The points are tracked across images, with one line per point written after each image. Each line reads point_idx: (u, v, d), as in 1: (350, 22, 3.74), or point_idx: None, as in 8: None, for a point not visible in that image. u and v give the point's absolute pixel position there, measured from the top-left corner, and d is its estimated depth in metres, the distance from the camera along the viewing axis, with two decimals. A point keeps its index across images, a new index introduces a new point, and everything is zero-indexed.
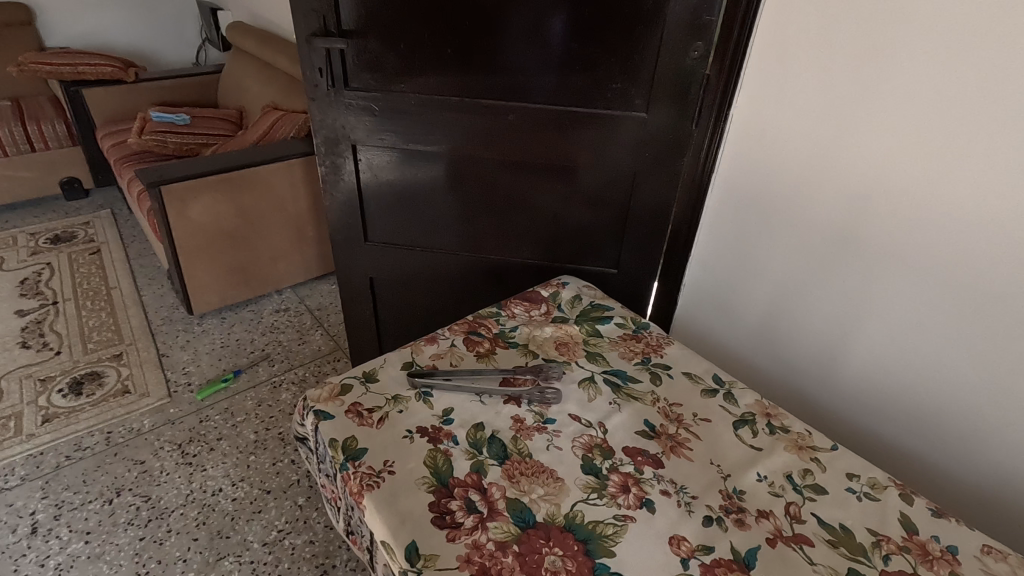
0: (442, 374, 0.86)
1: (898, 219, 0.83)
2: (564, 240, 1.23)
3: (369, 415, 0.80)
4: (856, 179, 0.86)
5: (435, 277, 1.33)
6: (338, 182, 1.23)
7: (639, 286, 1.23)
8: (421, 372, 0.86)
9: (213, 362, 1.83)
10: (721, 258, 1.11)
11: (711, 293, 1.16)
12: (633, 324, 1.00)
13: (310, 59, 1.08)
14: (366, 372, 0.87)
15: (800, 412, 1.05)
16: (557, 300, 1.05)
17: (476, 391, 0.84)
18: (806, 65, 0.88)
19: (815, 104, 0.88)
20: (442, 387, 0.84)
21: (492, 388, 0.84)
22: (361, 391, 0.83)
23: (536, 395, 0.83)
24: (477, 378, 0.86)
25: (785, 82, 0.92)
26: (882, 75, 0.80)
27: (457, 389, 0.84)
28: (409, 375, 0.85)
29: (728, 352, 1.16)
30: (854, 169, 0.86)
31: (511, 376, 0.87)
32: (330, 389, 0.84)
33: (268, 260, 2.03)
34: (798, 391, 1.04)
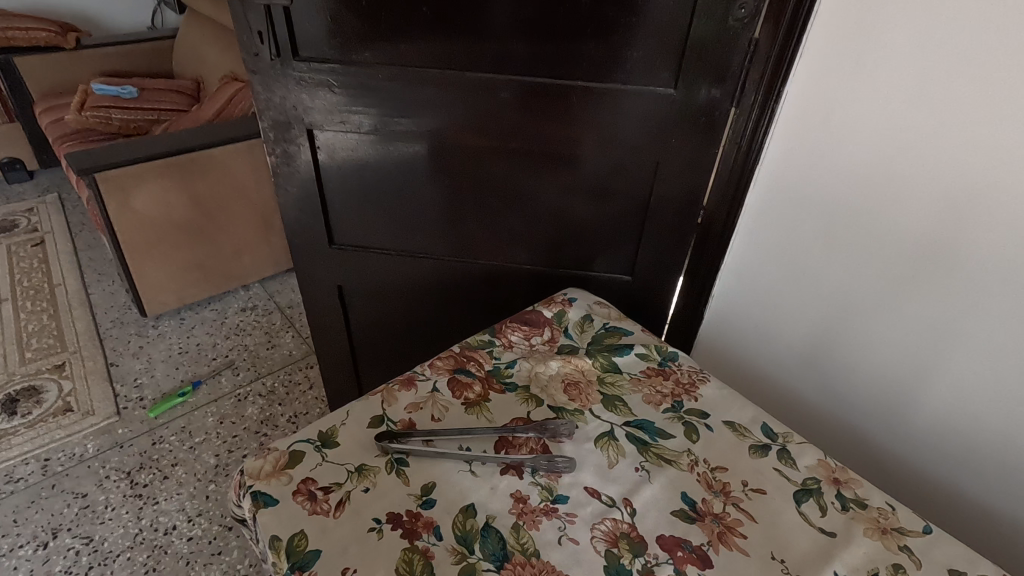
0: (422, 434, 0.67)
1: (1009, 232, 0.63)
2: (569, 242, 1.03)
3: (325, 498, 0.61)
4: (954, 177, 0.66)
5: (415, 284, 1.13)
6: (293, 174, 1.01)
7: (658, 295, 1.04)
8: (394, 434, 0.67)
9: (169, 372, 1.62)
10: (761, 266, 0.92)
11: (745, 307, 0.97)
12: (659, 354, 0.81)
13: (246, 19, 0.85)
14: (322, 433, 0.67)
15: (851, 454, 0.88)
16: (563, 323, 0.86)
17: (464, 458, 0.65)
18: (893, 26, 0.67)
19: (903, 78, 0.68)
20: (422, 454, 0.65)
21: (485, 454, 0.65)
22: (314, 463, 0.64)
23: (542, 464, 0.65)
24: (467, 439, 0.68)
25: (861, 49, 0.71)
26: (1005, 39, 0.59)
27: (441, 456, 0.65)
28: (378, 438, 0.66)
29: (764, 376, 0.98)
30: (952, 164, 0.66)
31: (508, 435, 0.68)
32: (274, 460, 0.64)
33: (231, 253, 1.81)
34: (856, 430, 0.86)
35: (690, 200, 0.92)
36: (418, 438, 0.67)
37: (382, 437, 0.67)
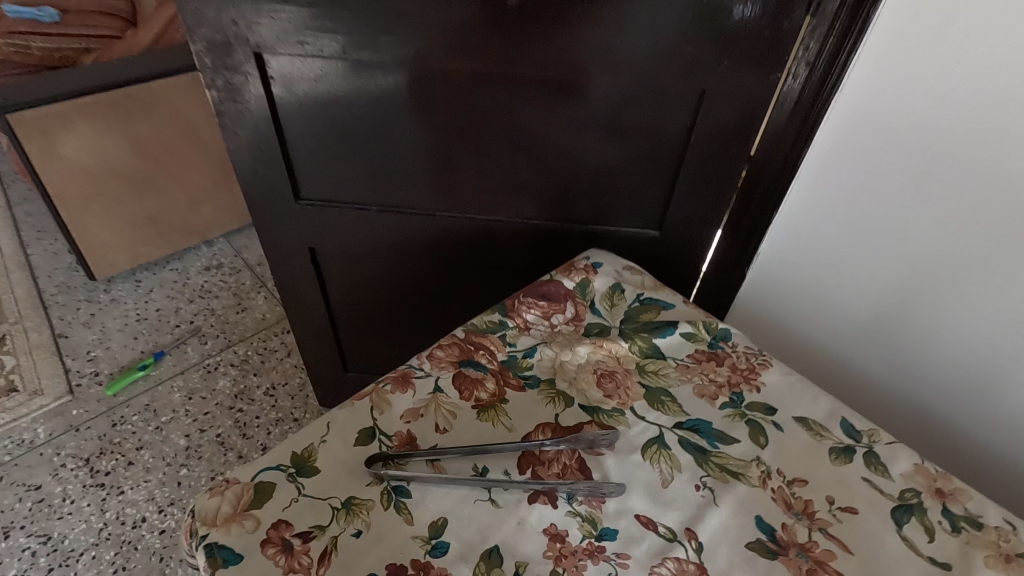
0: (424, 454, 0.53)
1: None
2: (586, 192, 0.85)
3: (304, 549, 0.47)
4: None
5: (402, 245, 0.95)
6: (242, 113, 0.80)
7: (690, 252, 0.89)
8: (388, 455, 0.53)
9: (127, 343, 1.45)
10: (825, 218, 0.76)
11: (799, 265, 0.82)
12: (707, 333, 0.66)
13: None
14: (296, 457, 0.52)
15: (919, 425, 0.78)
16: (588, 296, 0.70)
17: (481, 485, 0.51)
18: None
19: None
20: (427, 480, 0.51)
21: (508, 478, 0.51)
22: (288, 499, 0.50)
23: (580, 487, 0.51)
24: (482, 456, 0.54)
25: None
26: None
27: (452, 481, 0.51)
28: (370, 461, 0.52)
29: (817, 343, 0.85)
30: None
31: (534, 449, 0.54)
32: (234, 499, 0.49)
33: (187, 206, 1.59)
34: (933, 408, 0.76)
35: (738, 138, 0.75)
36: (422, 459, 0.53)
37: (373, 461, 0.52)
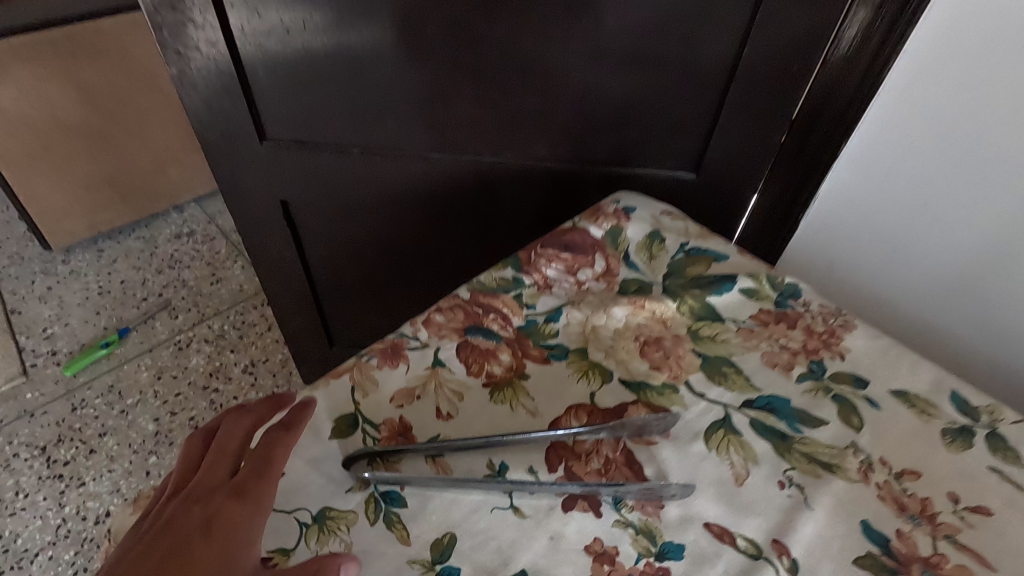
0: (423, 449, 0.40)
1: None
2: (611, 128, 0.70)
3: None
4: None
5: (390, 197, 0.80)
6: (185, 29, 0.64)
7: (732, 198, 0.75)
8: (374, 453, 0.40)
9: (88, 319, 1.30)
10: (911, 150, 0.62)
11: (871, 210, 0.68)
12: (772, 289, 0.53)
13: None
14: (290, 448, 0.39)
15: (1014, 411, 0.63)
16: (621, 246, 0.57)
17: (500, 490, 0.39)
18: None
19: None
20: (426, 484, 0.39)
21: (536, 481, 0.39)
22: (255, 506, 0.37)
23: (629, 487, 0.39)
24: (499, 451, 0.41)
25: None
26: None
27: (461, 484, 0.38)
28: (348, 460, 0.40)
29: (887, 304, 0.71)
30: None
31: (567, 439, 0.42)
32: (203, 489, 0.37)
33: (151, 167, 1.42)
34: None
35: (805, 50, 0.60)
36: (420, 456, 0.41)
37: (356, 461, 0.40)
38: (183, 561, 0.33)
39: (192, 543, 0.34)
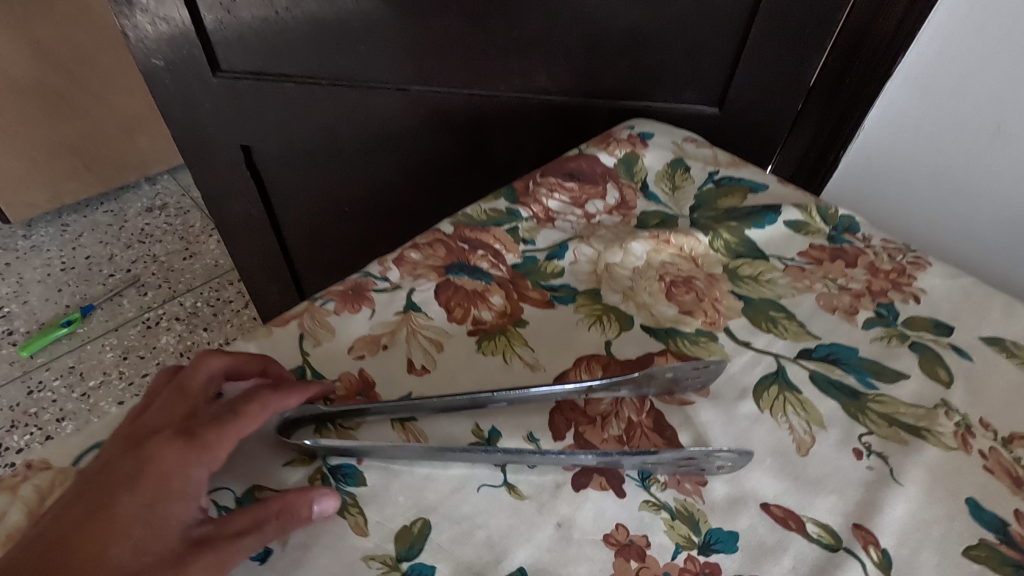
0: (389, 410, 0.31)
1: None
2: (624, 52, 0.59)
3: None
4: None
5: (368, 141, 0.69)
6: None
7: (760, 137, 0.65)
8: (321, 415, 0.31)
9: (49, 297, 1.20)
10: (989, 62, 0.54)
11: (931, 137, 0.60)
12: (824, 222, 0.44)
13: None
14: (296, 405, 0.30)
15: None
16: (638, 177, 0.47)
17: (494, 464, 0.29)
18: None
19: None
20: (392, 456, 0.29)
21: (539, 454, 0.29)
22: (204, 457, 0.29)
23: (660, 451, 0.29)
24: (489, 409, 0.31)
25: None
26: None
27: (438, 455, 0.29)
28: (281, 425, 0.30)
29: (941, 246, 0.63)
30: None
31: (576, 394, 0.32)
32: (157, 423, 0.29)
33: (118, 134, 1.31)
34: None
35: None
36: (384, 419, 0.31)
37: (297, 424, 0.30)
38: (107, 516, 0.25)
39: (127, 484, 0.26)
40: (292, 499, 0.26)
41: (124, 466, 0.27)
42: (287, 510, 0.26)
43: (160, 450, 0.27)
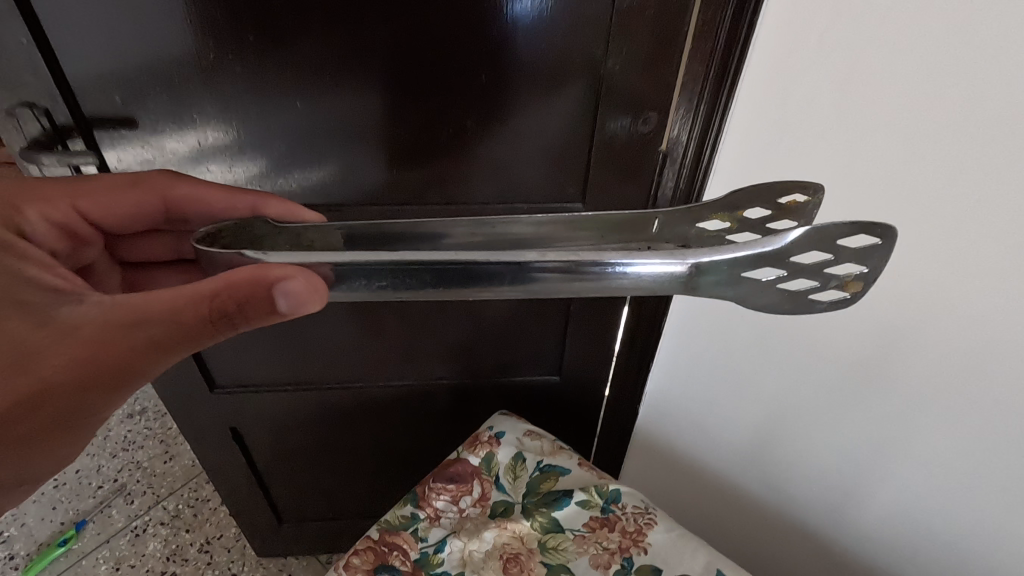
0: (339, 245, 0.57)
1: (962, 351, 0.61)
2: (488, 351, 0.94)
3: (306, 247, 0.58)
4: (897, 310, 0.63)
5: (328, 411, 1.01)
6: None
7: (589, 387, 0.99)
8: (256, 239, 0.59)
9: (45, 515, 1.39)
10: (693, 362, 0.84)
11: (675, 404, 0.91)
12: (600, 497, 0.74)
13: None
14: (192, 211, 0.66)
15: (785, 539, 0.90)
16: (493, 471, 0.77)
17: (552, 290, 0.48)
18: (835, 113, 0.57)
19: (838, 172, 0.59)
20: (354, 291, 0.50)
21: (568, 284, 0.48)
22: (106, 258, 0.72)
23: (660, 258, 0.46)
24: (531, 275, 0.47)
25: (790, 137, 0.60)
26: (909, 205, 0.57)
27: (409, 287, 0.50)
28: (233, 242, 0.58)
29: (705, 466, 0.94)
30: (901, 288, 0.61)
31: (606, 273, 0.47)
32: (15, 188, 0.63)
33: None
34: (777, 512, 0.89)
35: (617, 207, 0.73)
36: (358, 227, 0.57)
37: (217, 233, 0.58)
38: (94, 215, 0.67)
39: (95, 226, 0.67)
40: (248, 290, 0.47)
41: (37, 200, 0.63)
42: (228, 290, 0.48)
43: (27, 210, 0.62)
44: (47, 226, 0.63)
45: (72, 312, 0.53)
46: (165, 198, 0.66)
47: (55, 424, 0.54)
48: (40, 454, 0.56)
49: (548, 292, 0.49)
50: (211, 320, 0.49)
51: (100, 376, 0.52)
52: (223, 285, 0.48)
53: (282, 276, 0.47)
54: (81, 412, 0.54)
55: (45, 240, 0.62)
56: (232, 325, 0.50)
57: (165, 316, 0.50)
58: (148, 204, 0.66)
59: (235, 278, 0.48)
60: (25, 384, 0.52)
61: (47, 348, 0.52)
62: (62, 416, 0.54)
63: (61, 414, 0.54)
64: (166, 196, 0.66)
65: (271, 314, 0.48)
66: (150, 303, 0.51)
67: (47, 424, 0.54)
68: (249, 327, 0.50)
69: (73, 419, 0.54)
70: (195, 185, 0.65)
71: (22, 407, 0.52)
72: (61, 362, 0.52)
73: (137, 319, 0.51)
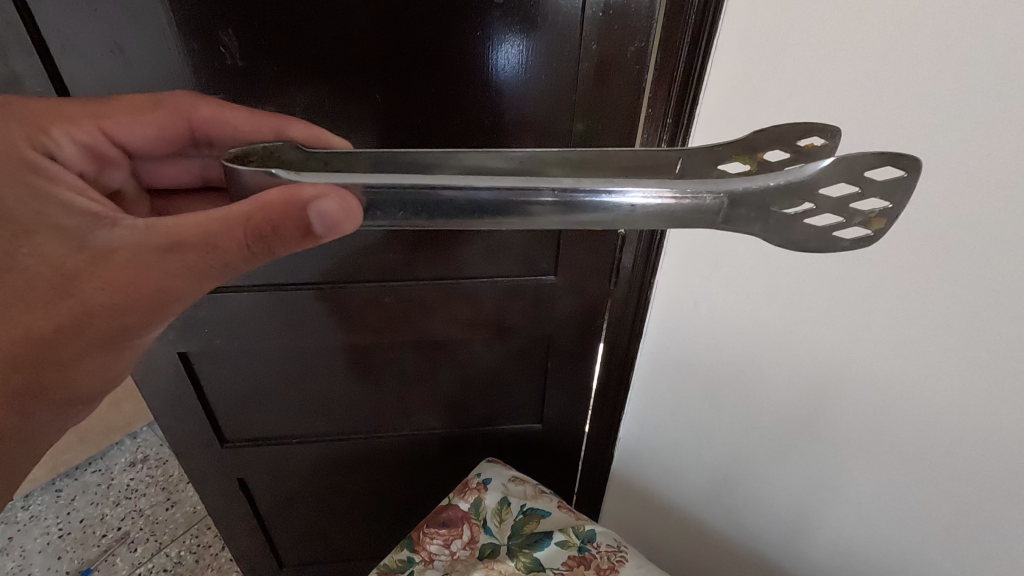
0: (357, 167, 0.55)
1: (875, 406, 0.72)
2: (476, 404, 1.04)
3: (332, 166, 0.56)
4: (821, 370, 0.74)
5: (328, 462, 1.09)
6: (162, 388, 0.92)
7: (569, 434, 1.08)
8: (283, 163, 0.56)
9: (50, 565, 1.43)
10: (660, 408, 0.96)
11: (646, 446, 1.02)
12: (577, 537, 0.82)
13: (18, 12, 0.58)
14: (217, 135, 0.64)
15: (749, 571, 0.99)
16: (481, 515, 0.85)
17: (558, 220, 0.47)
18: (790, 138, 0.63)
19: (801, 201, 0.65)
20: (383, 219, 0.49)
21: (563, 216, 0.46)
22: (133, 184, 0.69)
23: (688, 187, 0.43)
24: (529, 209, 0.46)
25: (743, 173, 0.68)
26: (821, 283, 0.68)
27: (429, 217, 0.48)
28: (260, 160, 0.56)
29: (676, 506, 1.04)
30: (824, 348, 0.72)
31: (601, 202, 0.45)
32: (33, 105, 0.59)
33: (107, 407, 1.60)
34: (741, 545, 0.97)
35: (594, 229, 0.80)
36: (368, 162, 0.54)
37: (246, 155, 0.56)
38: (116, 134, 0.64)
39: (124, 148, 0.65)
40: (288, 212, 0.48)
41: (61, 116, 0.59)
42: (264, 211, 0.48)
43: (52, 129, 0.59)
44: (76, 148, 0.60)
45: (107, 236, 0.53)
46: (190, 121, 0.64)
47: (99, 343, 0.57)
48: (73, 378, 0.59)
49: (549, 225, 0.47)
50: (247, 243, 0.51)
51: (141, 295, 0.54)
52: (257, 207, 0.48)
53: (313, 195, 0.46)
54: (125, 330, 0.57)
55: (74, 163, 0.61)
56: (268, 245, 0.51)
57: (203, 238, 0.51)
58: (172, 129, 0.64)
59: (268, 200, 0.48)
60: (68, 305, 0.54)
61: (84, 272, 0.53)
62: (106, 338, 0.57)
63: (101, 336, 0.56)
64: (192, 122, 0.63)
65: (306, 234, 0.49)
66: (191, 219, 0.51)
67: (95, 343, 0.57)
68: (284, 247, 0.51)
69: (112, 343, 0.58)
70: (220, 108, 0.63)
71: (67, 329, 0.55)
72: (102, 283, 0.53)
73: (177, 235, 0.52)
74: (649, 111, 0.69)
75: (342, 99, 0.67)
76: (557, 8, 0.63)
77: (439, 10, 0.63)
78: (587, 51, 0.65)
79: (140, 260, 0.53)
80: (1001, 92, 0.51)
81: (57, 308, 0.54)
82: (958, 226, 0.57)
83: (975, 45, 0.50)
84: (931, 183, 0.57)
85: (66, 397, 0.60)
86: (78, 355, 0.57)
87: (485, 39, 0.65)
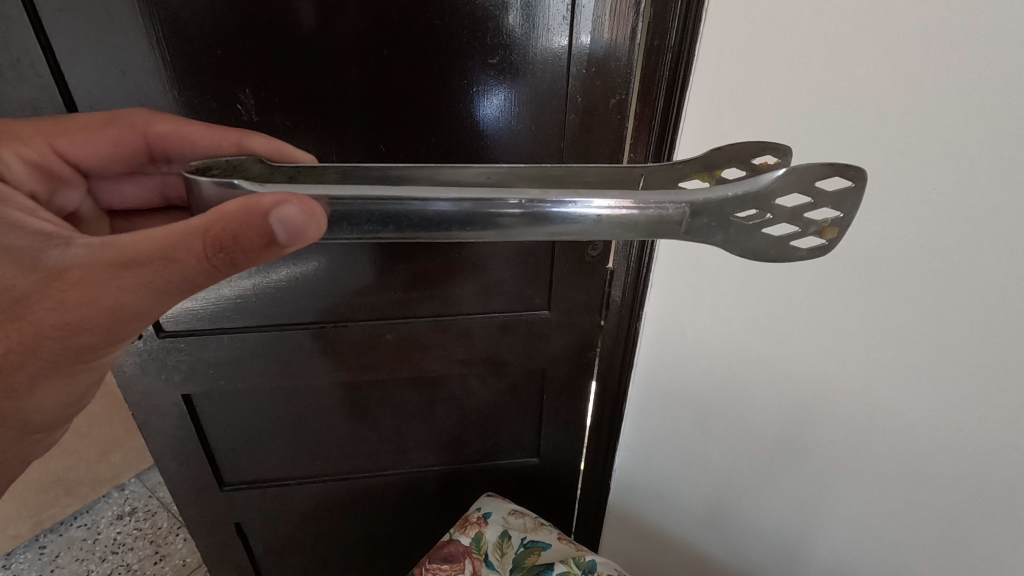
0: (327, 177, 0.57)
1: (854, 426, 0.76)
2: (473, 439, 1.06)
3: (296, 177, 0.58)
4: (803, 391, 0.78)
5: (326, 503, 1.09)
6: (166, 431, 0.93)
7: (567, 466, 1.10)
8: (248, 174, 0.58)
9: None
10: (653, 436, 0.98)
11: (643, 475, 1.04)
12: (579, 568, 0.83)
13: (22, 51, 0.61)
14: (172, 148, 0.65)
15: None
16: (483, 549, 0.86)
17: (526, 231, 0.49)
18: None
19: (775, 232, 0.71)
20: (351, 230, 0.51)
21: (537, 230, 0.49)
22: (91, 203, 0.71)
23: (651, 197, 0.47)
24: (498, 220, 0.49)
25: None
26: (798, 308, 0.73)
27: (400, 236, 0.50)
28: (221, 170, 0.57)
29: (673, 536, 1.05)
30: (803, 368, 0.76)
31: (565, 213, 0.48)
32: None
33: (97, 458, 1.57)
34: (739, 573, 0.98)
35: (582, 263, 0.85)
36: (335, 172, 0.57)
37: (209, 167, 0.57)
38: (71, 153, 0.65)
39: (79, 167, 0.67)
40: (246, 221, 0.48)
41: (11, 135, 0.62)
42: (223, 219, 0.48)
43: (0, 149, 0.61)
44: (23, 167, 0.62)
45: (60, 255, 0.53)
46: (146, 137, 0.65)
47: (56, 366, 0.57)
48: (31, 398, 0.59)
49: (514, 237, 0.50)
50: (207, 255, 0.50)
51: (98, 311, 0.54)
52: (216, 217, 0.49)
53: (275, 202, 0.47)
54: (83, 350, 0.57)
55: (23, 182, 0.62)
56: (229, 258, 0.50)
57: (158, 252, 0.51)
58: (127, 145, 0.65)
59: (227, 210, 0.48)
60: (22, 328, 0.54)
61: (38, 293, 0.53)
62: (58, 364, 0.57)
63: (57, 358, 0.56)
64: (146, 139, 0.65)
65: (268, 244, 0.49)
66: (152, 235, 0.52)
67: (51, 363, 0.57)
68: (245, 261, 0.51)
69: (68, 369, 0.59)
70: (175, 123, 0.64)
71: (20, 353, 0.55)
72: (54, 304, 0.53)
73: (134, 253, 0.52)
74: (632, 153, 0.76)
75: (346, 147, 0.72)
76: (545, 66, 0.70)
77: (437, 68, 0.69)
78: (573, 102, 0.72)
79: (94, 282, 0.53)
80: (946, 130, 0.56)
81: (8, 333, 0.54)
82: (916, 251, 0.62)
83: (914, 88, 0.57)
84: (889, 213, 0.62)
85: (20, 424, 0.60)
86: (33, 379, 0.57)
87: (477, 91, 0.71)
